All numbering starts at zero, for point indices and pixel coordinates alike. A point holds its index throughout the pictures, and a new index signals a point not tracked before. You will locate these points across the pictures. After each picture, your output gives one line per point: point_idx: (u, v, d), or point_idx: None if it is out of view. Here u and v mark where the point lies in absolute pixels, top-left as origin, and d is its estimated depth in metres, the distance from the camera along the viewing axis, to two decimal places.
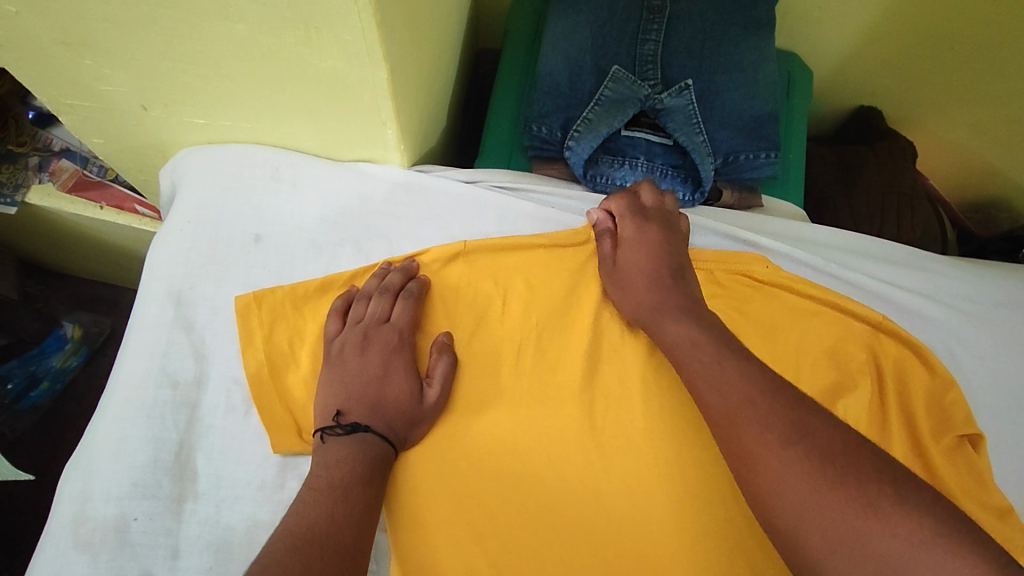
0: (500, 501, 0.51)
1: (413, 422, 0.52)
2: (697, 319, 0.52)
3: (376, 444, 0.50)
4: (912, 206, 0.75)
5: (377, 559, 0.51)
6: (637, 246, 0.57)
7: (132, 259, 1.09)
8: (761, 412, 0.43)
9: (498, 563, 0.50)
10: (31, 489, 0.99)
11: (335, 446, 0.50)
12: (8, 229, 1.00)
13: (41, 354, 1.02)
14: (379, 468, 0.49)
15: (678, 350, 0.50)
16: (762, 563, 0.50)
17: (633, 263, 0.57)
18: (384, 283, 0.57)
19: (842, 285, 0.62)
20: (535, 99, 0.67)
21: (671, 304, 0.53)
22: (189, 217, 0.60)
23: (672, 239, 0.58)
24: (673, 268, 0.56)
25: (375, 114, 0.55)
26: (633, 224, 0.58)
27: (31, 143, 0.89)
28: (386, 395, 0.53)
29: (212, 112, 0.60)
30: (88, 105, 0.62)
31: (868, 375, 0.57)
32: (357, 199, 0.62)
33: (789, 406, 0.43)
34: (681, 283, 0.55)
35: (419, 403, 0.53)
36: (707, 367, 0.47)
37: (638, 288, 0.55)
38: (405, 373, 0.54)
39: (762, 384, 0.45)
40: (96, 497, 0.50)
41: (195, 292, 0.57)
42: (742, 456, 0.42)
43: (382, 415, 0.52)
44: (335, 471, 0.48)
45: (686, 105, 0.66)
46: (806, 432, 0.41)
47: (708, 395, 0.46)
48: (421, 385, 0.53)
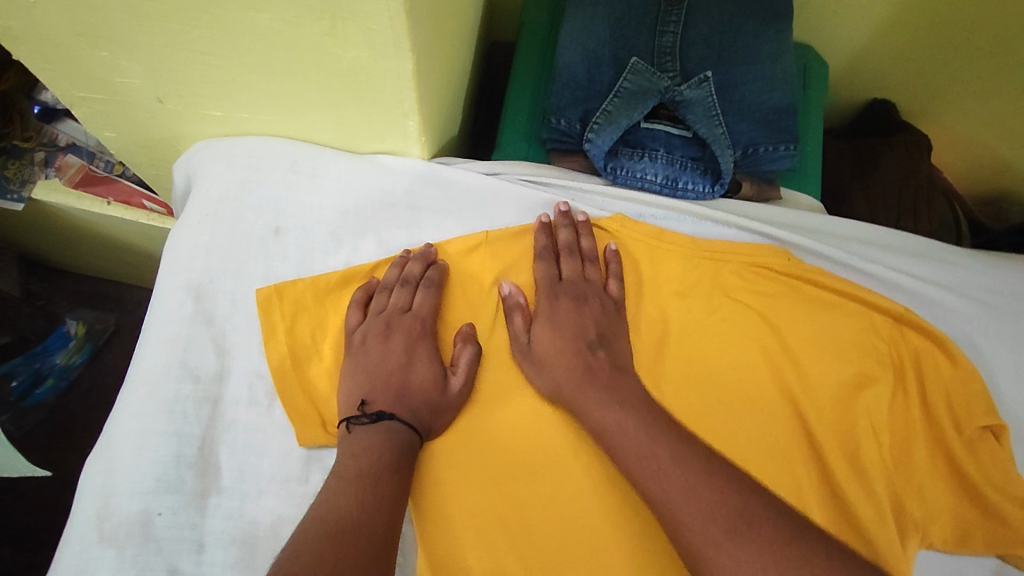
0: (526, 494, 0.51)
1: (438, 413, 0.52)
2: (623, 398, 0.51)
3: (404, 433, 0.50)
4: (928, 198, 0.75)
5: (404, 551, 0.51)
6: (551, 326, 0.55)
7: (133, 261, 1.10)
8: (706, 502, 0.45)
9: (526, 556, 0.49)
10: (47, 487, 0.98)
11: (362, 434, 0.50)
12: (10, 229, 1.02)
13: (45, 352, 1.02)
14: (407, 455, 0.49)
15: (606, 437, 0.50)
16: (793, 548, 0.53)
17: (548, 342, 0.55)
18: (404, 273, 0.57)
19: (864, 278, 0.62)
20: (553, 92, 0.67)
21: (589, 383, 0.52)
22: (208, 211, 0.59)
23: (589, 310, 0.56)
24: (592, 341, 0.55)
25: (397, 107, 0.54)
26: (546, 299, 0.57)
27: (36, 138, 0.89)
28: (410, 382, 0.53)
29: (228, 104, 0.59)
30: (101, 98, 0.62)
31: (889, 367, 0.58)
32: (377, 192, 0.60)
33: (732, 491, 0.45)
34: (602, 359, 0.54)
35: (444, 392, 0.53)
36: (641, 454, 0.48)
37: (560, 371, 0.53)
38: (429, 362, 0.54)
39: (702, 472, 0.46)
40: (120, 493, 0.50)
41: (215, 286, 0.57)
42: (688, 550, 0.44)
43: (407, 404, 0.52)
44: (365, 459, 0.48)
45: (706, 97, 0.65)
46: (750, 516, 0.44)
47: (649, 484, 0.47)
48: (445, 373, 0.53)
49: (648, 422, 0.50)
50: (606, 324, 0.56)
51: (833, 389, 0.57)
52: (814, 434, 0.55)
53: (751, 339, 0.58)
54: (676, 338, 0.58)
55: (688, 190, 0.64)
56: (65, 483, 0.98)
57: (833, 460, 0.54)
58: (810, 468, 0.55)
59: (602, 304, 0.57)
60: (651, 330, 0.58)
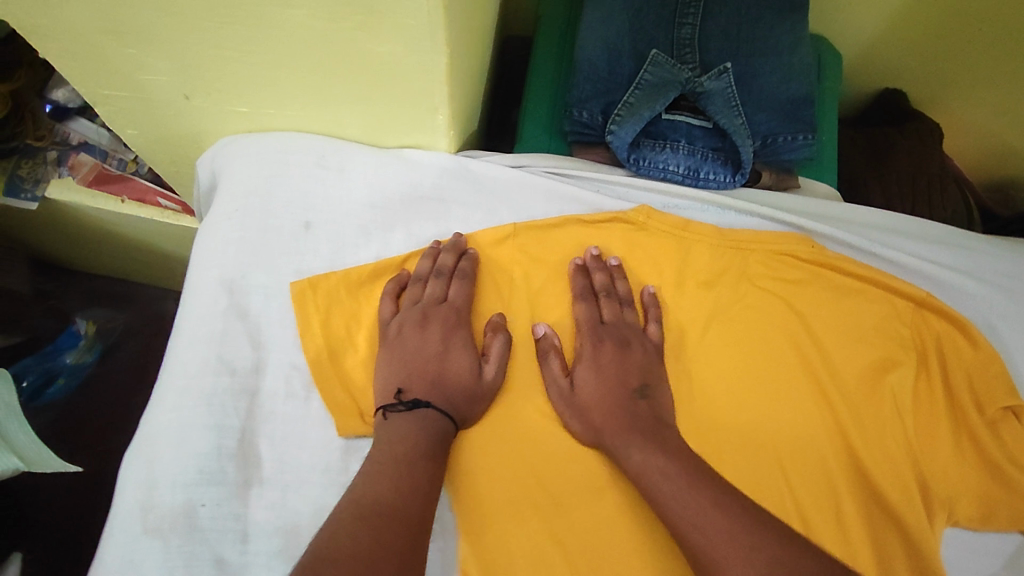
0: (562, 480, 0.53)
1: (475, 401, 0.53)
2: (658, 440, 0.51)
3: (443, 420, 0.51)
4: (942, 187, 0.76)
5: (443, 537, 0.51)
6: (592, 371, 0.55)
7: (142, 262, 1.11)
8: (744, 546, 0.44)
9: (564, 541, 0.51)
10: (67, 487, 0.99)
11: (402, 419, 0.50)
12: (22, 230, 1.04)
13: (56, 351, 1.01)
14: (443, 440, 0.50)
15: (644, 481, 0.49)
16: (822, 526, 0.55)
17: (591, 387, 0.55)
18: (437, 264, 0.58)
19: (884, 264, 0.63)
20: (575, 85, 0.67)
21: (628, 426, 0.52)
22: (238, 207, 0.60)
23: (633, 356, 0.56)
24: (635, 389, 0.54)
25: (427, 101, 0.55)
26: (590, 342, 0.57)
27: (49, 137, 0.88)
28: (446, 372, 0.54)
29: (255, 101, 0.60)
30: (125, 95, 0.62)
31: (912, 350, 0.60)
32: (406, 186, 0.61)
33: (769, 537, 0.44)
34: (643, 405, 0.54)
35: (479, 380, 0.54)
36: (678, 498, 0.47)
37: (600, 415, 0.54)
38: (464, 350, 0.55)
39: (737, 513, 0.46)
40: (162, 484, 0.50)
41: (248, 281, 0.58)
42: None
43: (444, 392, 0.53)
44: (401, 446, 0.48)
45: (725, 88, 0.66)
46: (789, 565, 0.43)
47: (680, 525, 0.46)
48: (479, 361, 0.55)
49: (682, 463, 0.49)
50: (651, 372, 0.56)
51: (858, 373, 0.59)
52: (842, 418, 0.57)
53: (777, 326, 0.60)
54: (702, 326, 0.59)
55: (710, 180, 0.65)
56: (86, 483, 0.99)
57: (861, 444, 0.56)
58: (838, 452, 0.57)
59: (646, 351, 0.57)
60: (677, 319, 0.60)
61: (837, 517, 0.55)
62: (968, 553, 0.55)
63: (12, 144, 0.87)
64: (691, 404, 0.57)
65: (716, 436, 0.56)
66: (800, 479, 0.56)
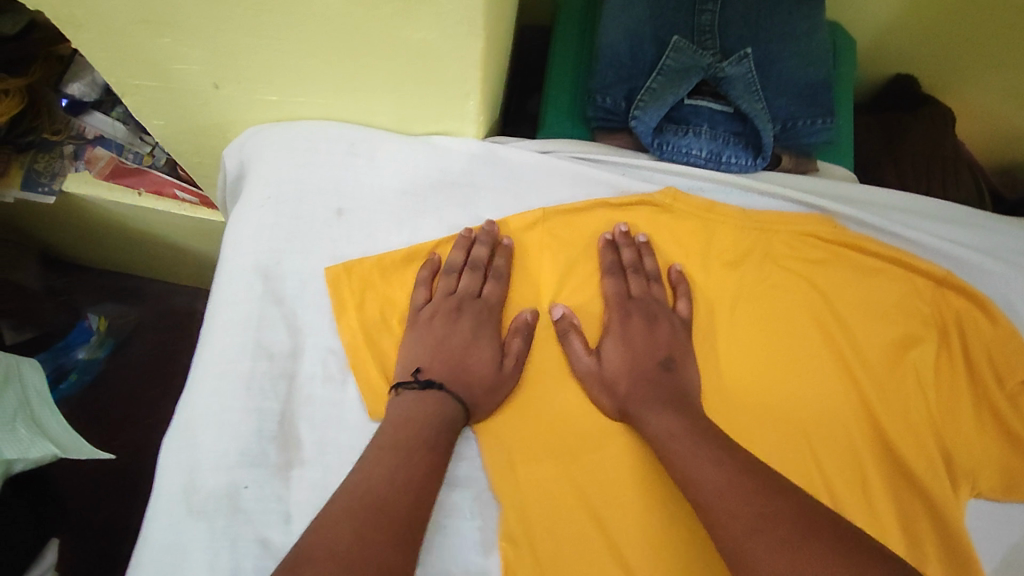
0: (594, 457, 0.55)
1: (492, 391, 0.55)
2: (678, 408, 0.53)
3: (456, 407, 0.54)
4: (955, 170, 0.78)
5: (480, 514, 0.54)
6: (619, 343, 0.57)
7: (153, 257, 1.12)
8: (734, 496, 0.46)
9: (598, 515, 0.53)
10: (100, 480, 1.02)
11: (413, 402, 0.53)
12: (35, 227, 1.06)
13: (68, 347, 1.05)
14: (448, 426, 0.52)
15: (658, 444, 0.52)
16: (849, 499, 0.56)
17: (617, 358, 0.57)
18: (471, 256, 0.59)
19: (904, 244, 0.64)
20: (597, 72, 0.68)
21: (648, 394, 0.54)
22: (270, 194, 0.61)
23: (659, 329, 0.58)
24: (660, 361, 0.56)
25: (458, 87, 0.56)
26: (618, 315, 0.58)
27: (64, 131, 0.91)
28: (468, 360, 0.57)
29: (286, 90, 0.60)
30: (153, 85, 0.62)
31: (933, 327, 0.61)
32: (436, 171, 0.62)
33: (757, 490, 0.46)
34: (668, 376, 0.56)
35: (501, 372, 0.56)
36: (683, 457, 0.50)
37: (627, 386, 0.56)
38: (490, 343, 0.57)
39: (734, 468, 0.48)
40: (205, 468, 0.51)
41: (283, 267, 0.59)
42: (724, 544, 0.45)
43: (465, 380, 0.55)
44: (401, 436, 0.50)
45: (746, 74, 0.67)
46: (773, 515, 0.44)
47: (687, 488, 0.49)
48: (501, 355, 0.57)
49: (690, 426, 0.52)
50: (678, 347, 0.57)
51: (880, 349, 0.60)
52: (866, 393, 0.59)
53: (802, 305, 0.61)
54: (729, 306, 0.61)
55: (732, 164, 0.66)
56: (117, 476, 1.03)
57: (884, 417, 0.58)
58: (862, 427, 0.59)
59: (673, 326, 0.58)
60: (704, 301, 0.61)
61: (864, 491, 0.57)
62: (992, 524, 0.57)
63: (30, 139, 0.89)
64: (719, 383, 0.59)
65: (745, 413, 0.58)
66: (827, 454, 0.57)
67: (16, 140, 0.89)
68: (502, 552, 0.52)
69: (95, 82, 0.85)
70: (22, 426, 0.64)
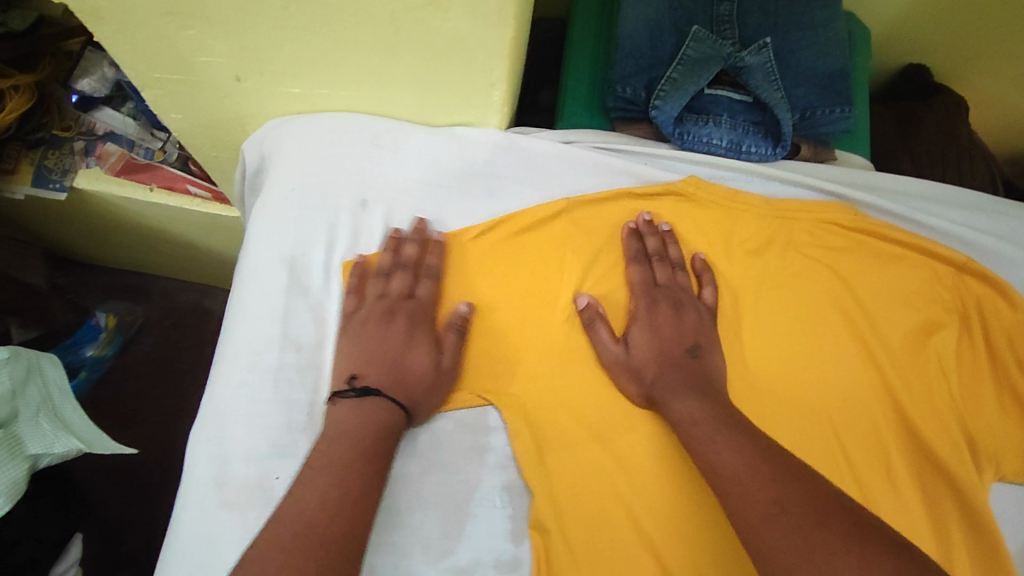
0: (623, 445, 0.55)
1: (430, 393, 0.54)
2: (702, 394, 0.53)
3: (394, 412, 0.52)
4: (972, 159, 0.78)
5: (510, 500, 0.55)
6: (645, 332, 0.57)
7: (161, 254, 1.12)
8: (754, 480, 0.46)
9: (630, 501, 0.54)
10: (118, 478, 1.03)
11: (348, 411, 0.51)
12: (41, 225, 1.05)
13: (76, 344, 1.06)
14: (387, 434, 0.51)
15: (683, 429, 0.52)
16: (875, 483, 0.57)
17: (644, 346, 0.57)
18: (400, 257, 0.58)
19: (926, 231, 0.64)
20: (617, 62, 0.68)
21: (676, 380, 0.54)
22: (294, 186, 0.61)
23: (686, 317, 0.57)
24: (687, 349, 0.56)
25: (484, 77, 0.56)
26: (645, 302, 0.58)
27: (75, 127, 0.89)
28: (407, 362, 0.55)
29: (310, 81, 0.60)
30: (176, 78, 0.62)
31: (954, 313, 0.62)
32: (460, 162, 0.62)
33: (774, 476, 0.46)
34: (695, 364, 0.55)
35: (439, 373, 0.55)
36: (704, 443, 0.50)
37: (654, 372, 0.56)
38: (428, 342, 0.56)
39: (754, 452, 0.48)
40: (235, 460, 0.52)
41: (308, 259, 0.59)
42: (742, 527, 0.45)
43: (400, 384, 0.54)
44: (337, 451, 0.48)
45: (766, 63, 0.67)
46: (788, 502, 0.44)
47: (708, 474, 0.49)
48: (440, 353, 0.56)
49: (715, 412, 0.51)
50: (705, 335, 0.57)
51: (902, 335, 0.61)
52: (889, 377, 0.59)
53: (824, 293, 0.61)
54: (752, 294, 0.61)
55: (751, 153, 0.67)
56: (136, 474, 1.04)
57: (908, 401, 0.58)
58: (886, 412, 0.59)
59: (699, 313, 0.58)
60: (727, 289, 0.61)
61: (890, 476, 0.57)
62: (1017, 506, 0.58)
63: (39, 135, 0.88)
64: (745, 370, 0.59)
65: (770, 402, 0.58)
66: (853, 440, 0.58)
67: (26, 136, 0.88)
68: (532, 539, 0.53)
69: (105, 78, 0.85)
70: (46, 422, 0.63)
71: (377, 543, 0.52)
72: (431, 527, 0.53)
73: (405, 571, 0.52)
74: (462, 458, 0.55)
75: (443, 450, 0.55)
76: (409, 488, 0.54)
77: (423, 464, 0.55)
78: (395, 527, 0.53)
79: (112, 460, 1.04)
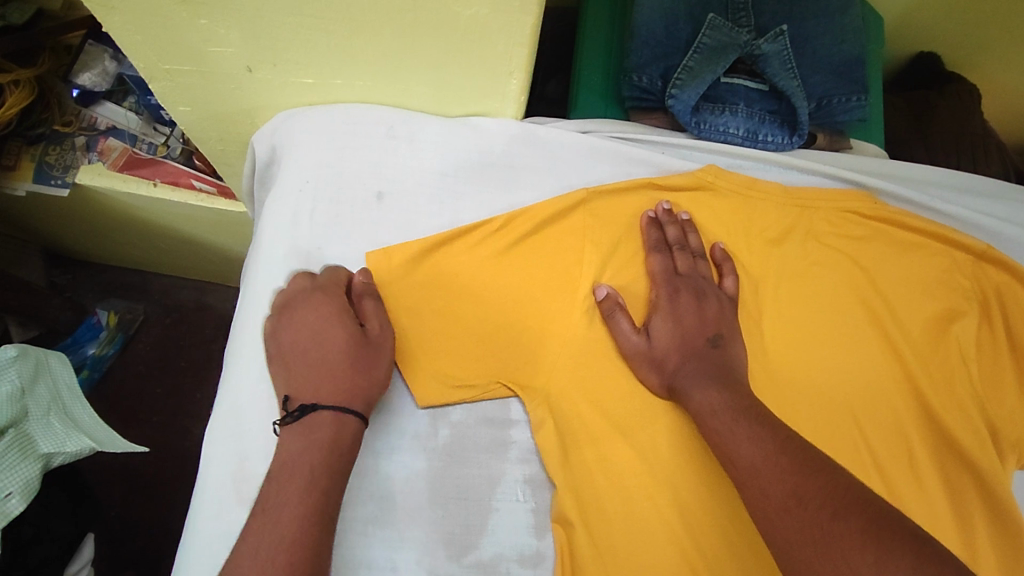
0: (648, 438, 0.54)
1: (365, 368, 0.50)
2: (722, 384, 0.52)
3: (343, 416, 0.47)
4: (983, 148, 0.79)
5: (533, 494, 0.55)
6: (666, 321, 0.56)
7: (161, 252, 1.10)
8: (772, 473, 0.45)
9: (655, 495, 0.53)
10: (122, 477, 1.02)
11: (294, 440, 0.46)
12: (40, 223, 1.04)
13: (76, 343, 1.04)
14: (336, 451, 0.46)
15: (702, 420, 0.50)
16: (897, 473, 0.56)
17: (666, 334, 0.55)
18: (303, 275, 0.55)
19: (943, 219, 0.64)
20: (632, 50, 0.67)
21: (697, 369, 0.53)
22: (308, 178, 0.59)
23: (707, 306, 0.57)
24: (708, 339, 0.55)
25: (503, 65, 0.55)
26: (666, 291, 0.57)
27: (75, 122, 0.87)
28: (323, 350, 0.50)
29: (324, 71, 0.59)
30: (187, 69, 0.60)
31: (975, 300, 0.62)
32: (477, 152, 0.61)
33: (792, 470, 0.44)
34: (717, 353, 0.54)
35: (362, 344, 0.50)
36: (723, 434, 0.49)
37: (675, 361, 0.54)
38: (342, 317, 0.51)
39: (771, 445, 0.46)
40: (254, 456, 0.52)
41: (323, 253, 0.58)
42: (762, 520, 0.44)
43: (327, 368, 0.49)
44: (289, 487, 0.44)
45: (781, 51, 0.65)
46: (804, 497, 0.43)
47: (727, 465, 0.48)
48: (355, 323, 0.51)
49: (735, 402, 0.50)
50: (726, 325, 0.57)
51: (922, 324, 0.60)
52: (910, 366, 0.59)
53: (844, 281, 0.61)
54: (773, 284, 0.60)
55: (768, 142, 0.66)
56: (141, 473, 1.03)
57: (929, 390, 0.58)
58: (907, 401, 0.59)
59: (720, 302, 0.58)
60: (747, 279, 0.60)
61: (912, 467, 0.57)
62: None
63: (40, 131, 0.86)
64: (765, 360, 0.58)
65: (792, 392, 0.57)
66: (875, 431, 0.57)
67: (26, 132, 0.86)
68: (555, 532, 0.53)
69: (106, 72, 0.84)
70: (57, 421, 0.62)
71: (400, 539, 0.52)
72: (454, 522, 0.53)
73: (428, 565, 0.52)
74: (484, 452, 0.55)
75: (465, 444, 0.55)
76: (430, 482, 0.53)
77: (444, 458, 0.54)
78: (417, 523, 0.52)
79: (120, 459, 1.03)
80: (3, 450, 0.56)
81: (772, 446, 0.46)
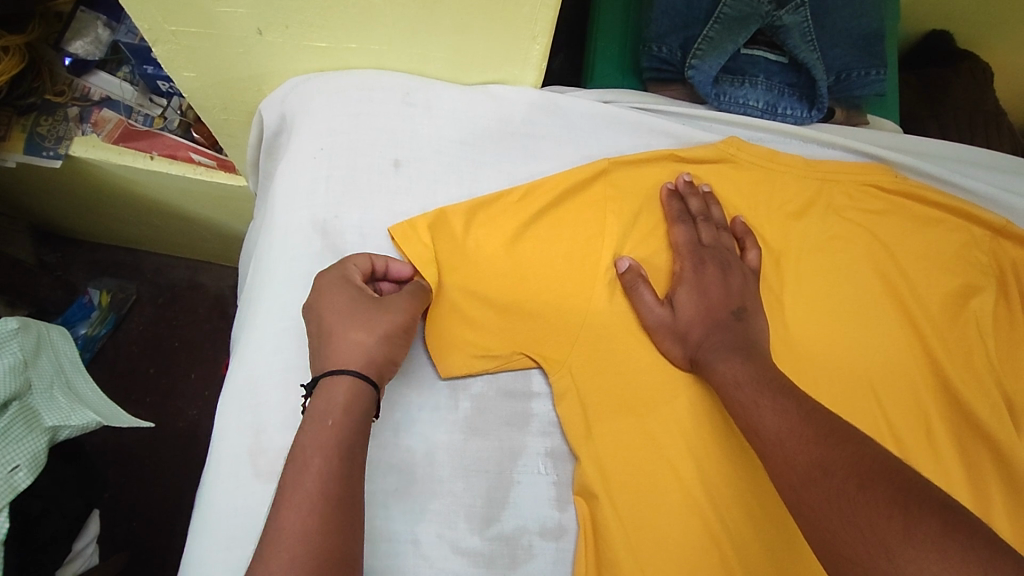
0: (669, 409, 0.54)
1: (367, 326, 0.47)
2: (746, 356, 0.51)
3: (333, 377, 0.45)
4: (994, 124, 0.81)
5: (556, 466, 0.54)
6: (689, 295, 0.55)
7: (154, 230, 1.08)
8: (796, 443, 0.43)
9: (678, 468, 0.52)
10: (119, 458, 1.01)
11: (281, 506, 0.40)
12: (27, 198, 1.00)
13: (66, 323, 1.02)
14: (318, 422, 0.43)
15: (725, 392, 0.50)
16: (914, 442, 0.57)
17: (689, 306, 0.55)
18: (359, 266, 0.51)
19: (961, 192, 0.65)
20: (652, 20, 0.66)
21: (721, 340, 0.53)
22: (323, 146, 0.58)
23: (731, 279, 0.56)
24: (731, 311, 0.55)
25: (529, 27, 0.53)
26: (691, 264, 0.57)
27: (68, 92, 0.83)
28: (345, 330, 0.47)
29: (339, 35, 0.56)
30: (193, 31, 0.55)
31: (992, 274, 0.62)
32: (495, 120, 0.60)
33: (819, 441, 0.43)
34: (740, 325, 0.54)
35: (362, 301, 0.48)
36: (748, 407, 0.48)
37: (699, 336, 0.54)
38: (358, 295, 0.49)
39: (795, 415, 0.45)
40: (271, 428, 0.51)
41: (341, 221, 0.56)
42: (786, 490, 0.42)
43: (328, 331, 0.47)
44: (302, 478, 0.41)
45: (802, 23, 0.63)
46: (829, 467, 0.41)
47: (751, 436, 0.47)
48: (358, 284, 0.49)
49: (759, 373, 0.49)
50: (749, 297, 0.56)
51: (941, 298, 0.60)
52: (930, 342, 0.59)
53: (865, 256, 0.61)
54: (795, 258, 0.60)
55: (788, 115, 0.66)
56: (138, 453, 1.01)
57: (949, 365, 0.58)
58: (925, 373, 0.59)
59: (743, 276, 0.57)
60: (765, 254, 0.60)
61: (930, 441, 0.57)
62: None
63: (29, 101, 0.82)
64: (785, 333, 0.58)
65: (813, 365, 0.57)
66: (891, 403, 0.57)
67: (16, 103, 0.82)
68: (578, 504, 0.53)
69: (99, 41, 0.82)
70: (60, 394, 0.60)
71: (422, 513, 0.51)
72: (476, 494, 0.52)
73: (451, 539, 0.51)
74: (505, 424, 0.54)
75: (486, 416, 0.54)
76: (452, 455, 0.52)
77: (466, 431, 0.53)
78: (438, 495, 0.52)
79: (117, 440, 1.01)
80: (8, 423, 0.54)
81: (797, 419, 0.45)
